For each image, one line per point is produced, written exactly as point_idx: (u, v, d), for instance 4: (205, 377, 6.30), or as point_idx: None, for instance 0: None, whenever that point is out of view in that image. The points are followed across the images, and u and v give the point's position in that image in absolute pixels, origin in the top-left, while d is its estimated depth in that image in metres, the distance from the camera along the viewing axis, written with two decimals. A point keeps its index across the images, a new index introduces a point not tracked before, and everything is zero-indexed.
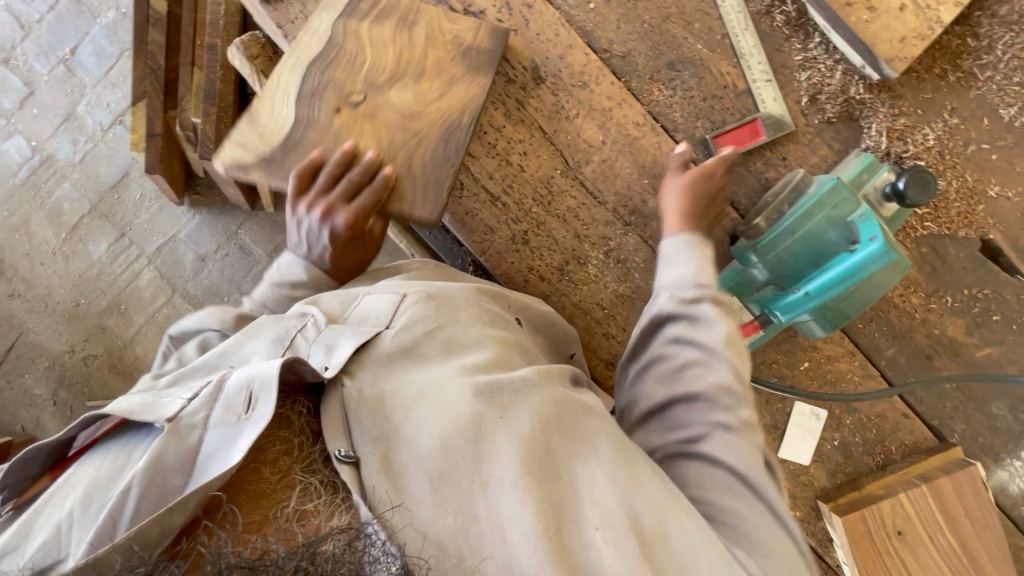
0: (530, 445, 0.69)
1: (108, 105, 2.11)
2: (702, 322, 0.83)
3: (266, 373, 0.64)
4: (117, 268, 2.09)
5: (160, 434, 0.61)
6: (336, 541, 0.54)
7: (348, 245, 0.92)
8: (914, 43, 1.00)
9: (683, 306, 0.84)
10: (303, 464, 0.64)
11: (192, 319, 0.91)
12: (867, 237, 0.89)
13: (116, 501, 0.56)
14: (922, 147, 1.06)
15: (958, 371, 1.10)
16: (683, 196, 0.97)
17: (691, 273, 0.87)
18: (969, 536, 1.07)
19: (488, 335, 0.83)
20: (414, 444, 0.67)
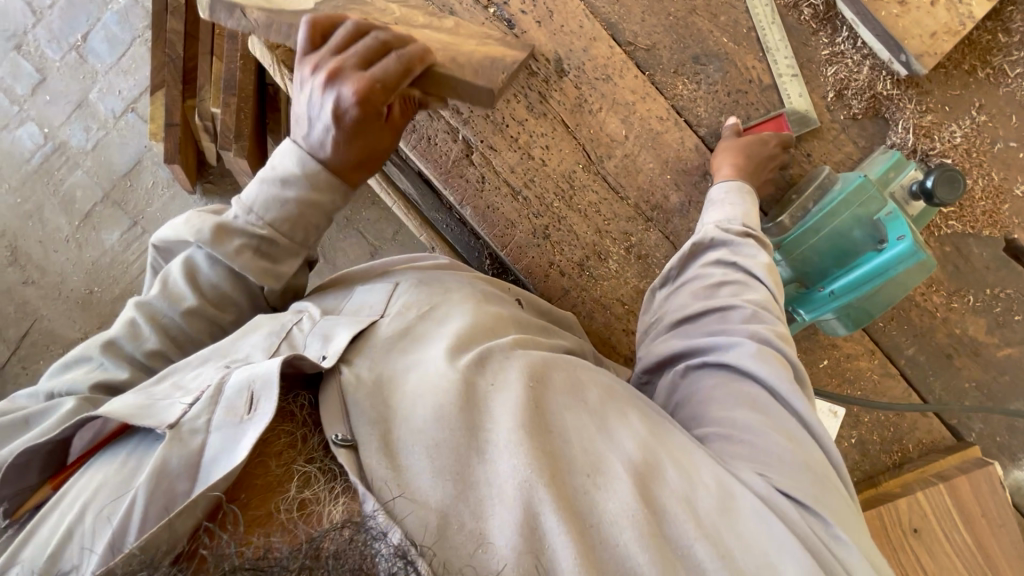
0: (521, 401, 0.68)
1: (120, 92, 2.10)
2: (744, 249, 0.88)
3: (267, 372, 0.64)
4: (130, 257, 2.10)
5: (161, 441, 0.60)
6: (336, 539, 0.53)
7: (356, 123, 0.79)
8: (945, 39, 0.98)
9: (727, 232, 0.90)
10: (304, 455, 0.64)
11: (178, 228, 0.84)
12: (896, 237, 0.89)
13: (124, 512, 0.56)
14: (949, 145, 1.04)
15: (977, 370, 1.10)
16: (739, 149, 0.97)
17: (741, 214, 0.92)
18: (983, 534, 1.08)
19: (480, 309, 0.83)
20: (410, 420, 0.66)
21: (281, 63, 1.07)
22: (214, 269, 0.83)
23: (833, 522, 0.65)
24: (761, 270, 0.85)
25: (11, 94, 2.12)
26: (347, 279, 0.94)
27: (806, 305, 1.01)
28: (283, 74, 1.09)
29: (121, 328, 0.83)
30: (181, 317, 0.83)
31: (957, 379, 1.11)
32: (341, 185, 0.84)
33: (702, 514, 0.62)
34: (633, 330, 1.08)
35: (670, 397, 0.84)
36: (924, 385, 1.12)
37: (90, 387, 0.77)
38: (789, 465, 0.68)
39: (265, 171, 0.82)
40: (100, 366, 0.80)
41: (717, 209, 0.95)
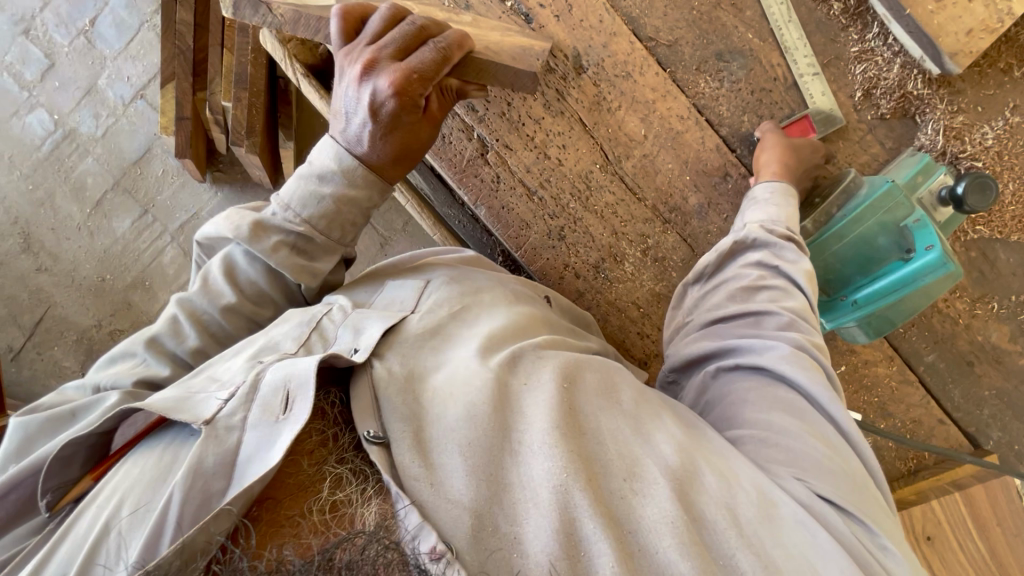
0: (555, 403, 0.67)
1: (129, 78, 2.08)
2: (788, 254, 0.85)
3: (304, 372, 0.64)
4: (142, 245, 2.10)
5: (197, 439, 0.60)
6: (348, 549, 0.54)
7: (394, 117, 0.76)
8: (982, 36, 0.94)
9: (768, 231, 0.87)
10: (336, 455, 0.64)
11: (218, 224, 0.83)
12: (924, 246, 0.87)
13: (160, 510, 0.55)
14: (980, 148, 1.01)
15: (998, 378, 1.08)
16: (783, 148, 0.94)
17: (784, 214, 0.89)
18: (998, 543, 1.07)
19: (511, 309, 0.82)
20: (441, 421, 0.65)
21: (293, 57, 1.06)
22: (252, 266, 0.82)
23: (880, 533, 0.62)
24: (800, 277, 0.83)
25: (20, 80, 2.10)
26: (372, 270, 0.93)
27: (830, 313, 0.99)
28: (293, 67, 1.08)
29: (162, 327, 0.83)
30: (219, 313, 0.82)
31: (977, 387, 1.09)
32: (381, 180, 0.82)
33: (744, 522, 0.60)
34: (648, 334, 1.07)
35: (700, 398, 0.82)
36: (943, 393, 1.10)
37: (133, 382, 0.78)
38: (830, 471, 0.65)
39: (303, 169, 0.80)
40: (144, 362, 0.81)
41: (758, 205, 0.92)
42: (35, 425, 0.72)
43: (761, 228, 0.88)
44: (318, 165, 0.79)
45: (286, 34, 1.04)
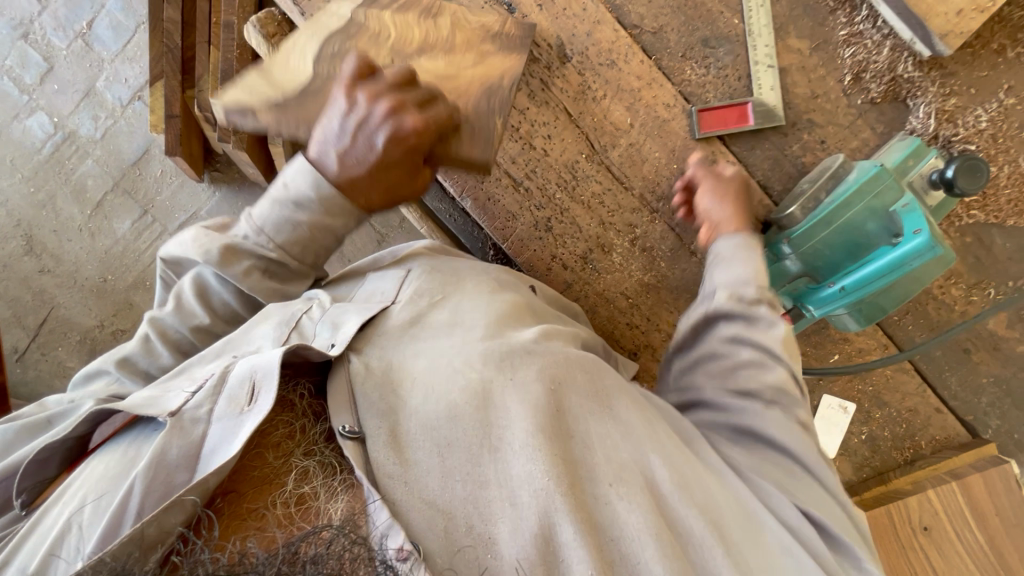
0: (541, 405, 0.65)
1: (126, 80, 2.10)
2: (760, 322, 0.78)
3: (268, 363, 0.64)
4: (141, 245, 2.12)
5: (162, 429, 0.60)
6: (314, 543, 0.52)
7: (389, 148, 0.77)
8: (973, 16, 0.92)
9: (743, 304, 0.80)
10: (303, 447, 0.64)
11: (184, 245, 0.82)
12: (912, 230, 0.83)
13: (119, 499, 0.56)
14: (974, 131, 0.99)
15: (995, 365, 1.08)
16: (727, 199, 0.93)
17: (751, 272, 0.82)
18: (996, 532, 1.04)
19: (497, 303, 0.81)
20: (419, 413, 0.66)
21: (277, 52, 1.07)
22: (225, 288, 0.83)
23: (863, 557, 0.66)
24: (773, 346, 0.77)
25: (20, 83, 2.12)
26: (350, 269, 0.93)
27: (814, 299, 0.96)
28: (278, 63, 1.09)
29: (137, 345, 0.84)
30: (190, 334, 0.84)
31: (974, 375, 1.09)
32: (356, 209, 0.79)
33: (729, 538, 0.61)
34: (638, 325, 1.06)
35: None
36: (939, 381, 1.09)
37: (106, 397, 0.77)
38: (812, 497, 0.70)
39: (275, 191, 0.78)
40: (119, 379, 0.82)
41: (731, 261, 0.84)
42: (10, 433, 0.73)
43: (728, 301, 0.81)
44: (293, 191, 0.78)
45: (270, 29, 1.06)
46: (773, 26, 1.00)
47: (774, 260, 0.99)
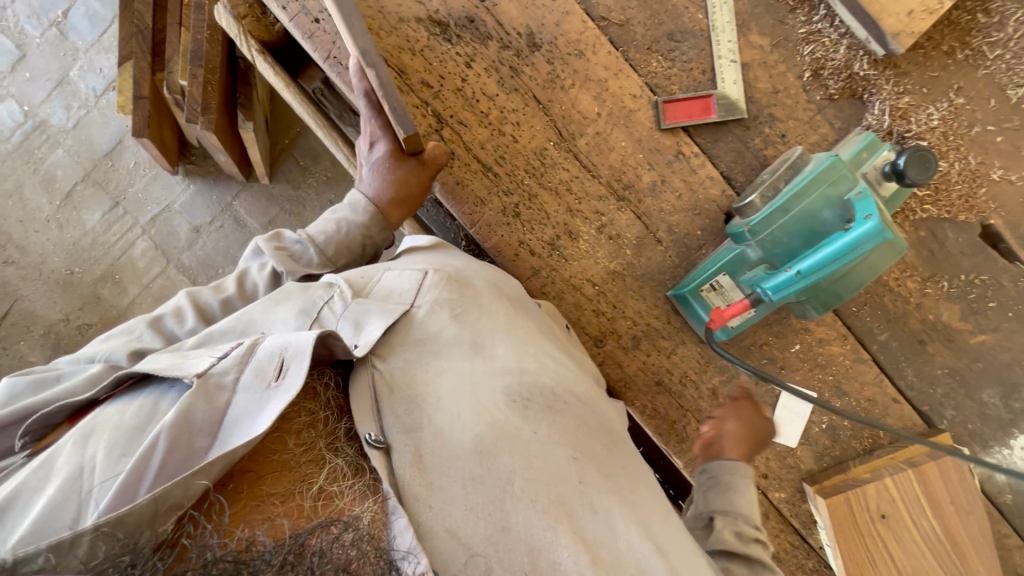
0: (563, 471, 0.68)
1: (101, 71, 2.08)
2: (759, 569, 0.78)
3: (301, 343, 0.65)
4: (112, 238, 2.08)
5: (189, 390, 0.61)
6: (321, 537, 0.54)
7: (395, 164, 0.98)
8: (922, 17, 0.97)
9: (740, 539, 0.81)
10: (326, 440, 0.67)
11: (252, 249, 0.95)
12: (862, 216, 0.86)
13: (142, 451, 0.56)
14: (926, 128, 1.04)
15: (949, 357, 1.11)
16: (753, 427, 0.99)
17: (750, 509, 0.85)
18: (951, 519, 1.07)
19: (515, 329, 0.80)
20: (447, 437, 0.67)
21: (247, 33, 1.07)
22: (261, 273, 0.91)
23: None
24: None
25: None
26: (368, 242, 0.99)
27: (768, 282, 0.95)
28: (249, 44, 1.09)
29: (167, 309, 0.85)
30: (218, 304, 0.87)
31: (929, 366, 1.12)
32: (384, 221, 1.00)
33: None
34: (604, 312, 1.07)
35: None
36: (896, 371, 1.12)
37: (126, 355, 0.76)
38: None
39: (325, 215, 0.99)
40: (139, 337, 0.81)
41: (747, 507, 0.85)
42: (22, 384, 0.71)
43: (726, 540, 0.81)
44: (337, 213, 0.99)
45: (243, 9, 1.07)
46: (735, 23, 1.04)
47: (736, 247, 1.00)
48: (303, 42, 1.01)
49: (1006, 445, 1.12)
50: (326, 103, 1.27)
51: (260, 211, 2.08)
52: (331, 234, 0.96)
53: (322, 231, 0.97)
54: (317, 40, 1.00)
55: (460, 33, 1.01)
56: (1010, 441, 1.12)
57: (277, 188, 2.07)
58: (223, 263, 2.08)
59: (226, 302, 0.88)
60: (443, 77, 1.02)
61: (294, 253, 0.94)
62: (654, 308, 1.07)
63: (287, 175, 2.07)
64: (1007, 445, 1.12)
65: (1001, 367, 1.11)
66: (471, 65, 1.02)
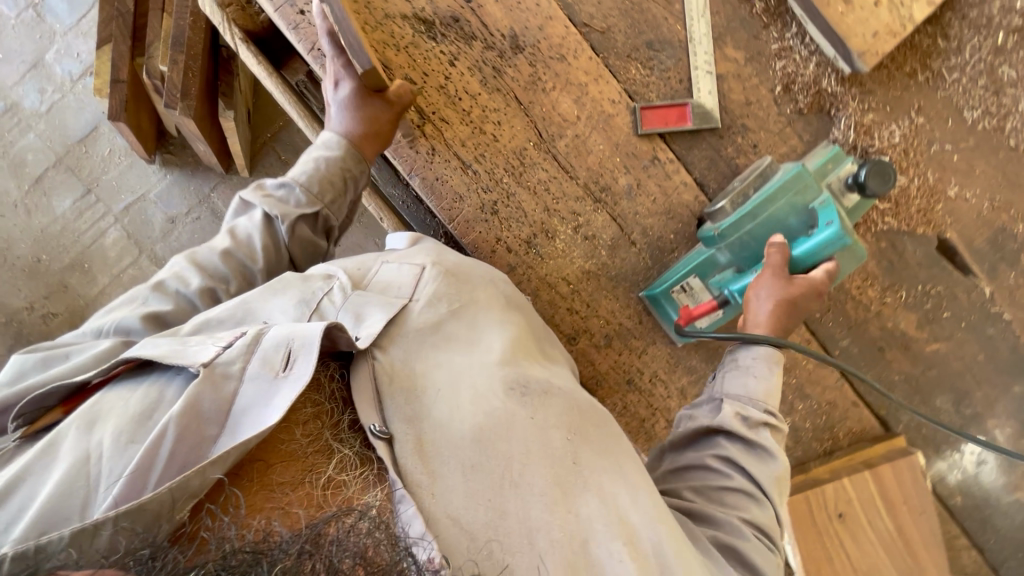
0: (558, 455, 0.69)
1: (78, 55, 2.04)
2: (759, 450, 0.82)
3: (308, 334, 0.65)
4: (82, 225, 2.03)
5: (194, 379, 0.62)
6: (338, 526, 0.54)
7: (362, 102, 0.95)
8: (886, 39, 1.03)
9: (745, 424, 0.84)
10: (332, 429, 0.66)
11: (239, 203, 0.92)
12: (824, 222, 0.91)
13: (151, 441, 0.57)
14: (888, 144, 1.10)
15: (906, 364, 1.16)
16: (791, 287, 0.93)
17: (759, 392, 0.89)
18: (905, 520, 1.12)
19: (508, 324, 0.81)
20: (447, 427, 0.67)
21: (230, 20, 1.08)
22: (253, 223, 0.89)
23: None
24: (763, 475, 0.79)
25: None
26: (348, 177, 0.96)
27: (734, 286, 1.02)
28: (232, 32, 1.10)
29: (168, 274, 0.84)
30: (218, 256, 0.85)
31: (887, 372, 1.17)
32: (359, 155, 0.97)
33: None
34: (578, 310, 1.09)
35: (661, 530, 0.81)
36: (856, 376, 1.17)
37: (139, 321, 0.77)
38: None
39: (303, 157, 0.96)
40: (144, 303, 0.80)
41: (764, 393, 0.89)
42: (30, 360, 0.71)
43: (735, 416, 0.85)
44: (313, 154, 0.96)
45: None
46: (712, 35, 1.07)
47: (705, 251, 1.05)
48: (287, 33, 1.01)
49: (956, 449, 1.18)
50: (309, 97, 1.23)
51: None
52: (313, 173, 0.93)
53: (303, 172, 0.93)
54: (302, 31, 1.00)
55: (444, 32, 1.03)
56: (960, 445, 1.18)
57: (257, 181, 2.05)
58: None
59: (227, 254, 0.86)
60: (427, 74, 1.03)
61: (280, 197, 0.91)
62: (626, 308, 1.10)
63: (267, 169, 2.05)
64: (957, 449, 1.18)
65: (954, 375, 1.17)
66: (455, 63, 1.04)
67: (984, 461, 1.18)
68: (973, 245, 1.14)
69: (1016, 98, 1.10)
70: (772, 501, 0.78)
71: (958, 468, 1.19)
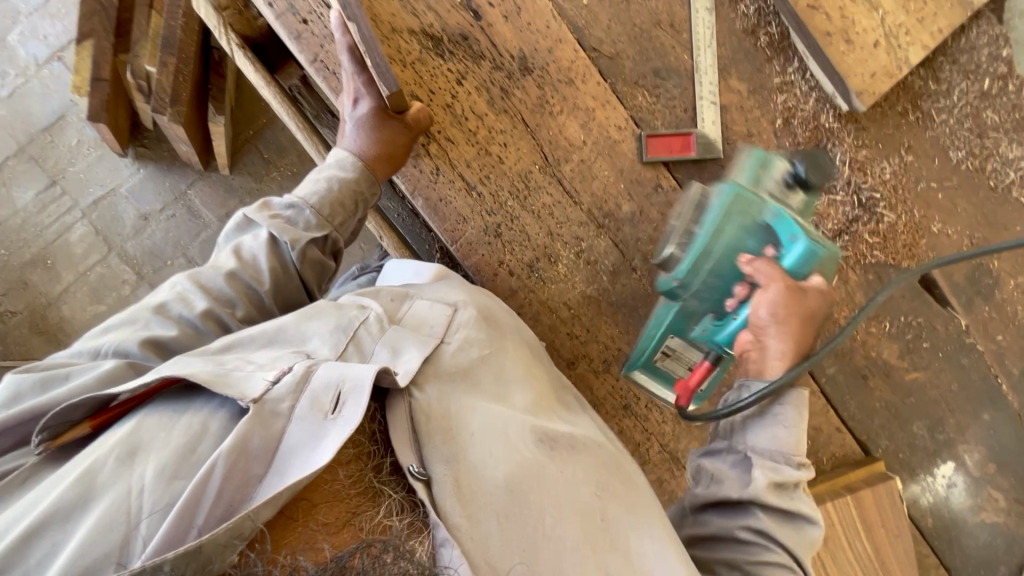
0: (587, 508, 0.69)
1: (44, 37, 1.92)
2: (794, 517, 0.74)
3: (359, 376, 0.63)
4: (46, 219, 1.92)
5: (245, 416, 0.59)
6: (363, 557, 0.52)
7: (379, 123, 0.92)
8: (883, 80, 1.06)
9: (778, 491, 0.75)
10: (374, 471, 0.64)
11: (243, 220, 0.87)
12: (789, 238, 0.86)
13: (201, 476, 0.55)
14: (880, 181, 1.13)
15: (887, 392, 1.21)
16: (786, 299, 0.81)
17: (780, 448, 0.78)
18: (881, 541, 1.17)
19: (532, 379, 0.84)
20: (480, 472, 0.67)
21: (226, 25, 1.03)
22: (258, 241, 0.84)
23: None
24: (796, 544, 0.73)
25: None
26: (359, 198, 0.92)
27: (718, 338, 0.94)
28: (228, 37, 1.05)
29: (170, 294, 0.79)
30: (222, 279, 0.80)
31: (870, 399, 1.21)
32: (371, 177, 0.93)
33: None
34: (578, 335, 1.09)
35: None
36: (840, 403, 1.21)
37: (139, 345, 0.72)
38: None
39: (313, 175, 0.92)
40: (147, 325, 0.75)
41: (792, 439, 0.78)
42: (28, 381, 0.66)
43: (770, 486, 0.74)
44: (325, 173, 0.92)
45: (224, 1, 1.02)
46: (717, 66, 1.09)
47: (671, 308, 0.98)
48: (288, 42, 0.97)
49: (930, 473, 1.23)
50: (303, 101, 1.19)
51: (216, 203, 1.97)
52: (323, 193, 0.89)
53: (313, 192, 0.89)
54: (305, 42, 0.97)
55: (452, 49, 1.01)
56: (933, 469, 1.23)
57: (237, 179, 1.97)
58: (172, 254, 1.96)
59: (233, 274, 0.81)
60: (432, 93, 1.01)
61: (289, 218, 0.86)
62: (625, 334, 1.10)
63: (248, 167, 1.97)
64: (931, 473, 1.23)
65: (930, 403, 1.22)
66: (462, 83, 1.02)
67: (954, 484, 1.24)
68: (951, 279, 1.20)
69: (998, 141, 1.16)
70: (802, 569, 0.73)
71: (930, 491, 1.24)
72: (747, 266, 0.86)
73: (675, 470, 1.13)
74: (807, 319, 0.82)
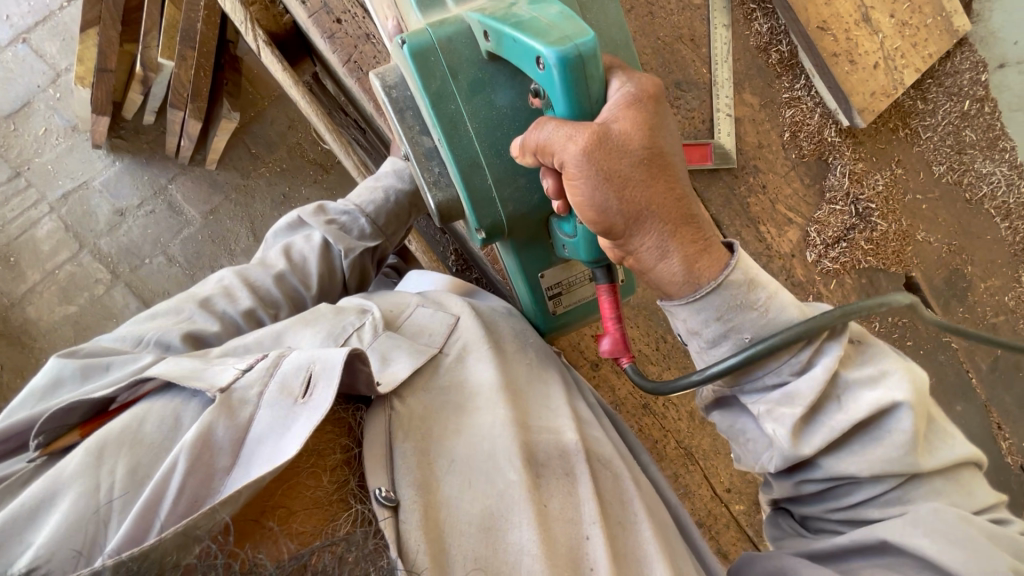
0: (582, 544, 0.62)
1: (8, 18, 1.79)
2: (866, 433, 0.61)
3: (329, 356, 0.60)
4: (8, 213, 1.78)
5: (210, 406, 0.56)
6: (328, 554, 0.48)
7: None
8: (882, 99, 1.15)
9: (812, 416, 0.61)
10: (359, 478, 0.60)
11: (294, 222, 0.89)
12: (536, 61, 0.56)
13: (161, 473, 0.51)
14: (874, 192, 1.21)
15: None
16: (603, 167, 0.57)
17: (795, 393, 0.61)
18: None
19: (552, 386, 0.77)
20: (453, 508, 0.60)
21: (252, 20, 1.01)
22: (311, 245, 0.86)
23: None
24: (893, 452, 0.59)
25: None
26: (412, 212, 0.94)
27: (584, 257, 0.70)
28: (254, 33, 1.02)
29: (216, 288, 0.79)
30: (272, 279, 0.81)
31: None
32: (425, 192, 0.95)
33: None
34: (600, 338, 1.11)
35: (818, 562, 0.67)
36: None
37: (181, 337, 0.71)
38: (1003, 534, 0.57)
39: (370, 182, 0.92)
40: (190, 318, 0.75)
41: (776, 358, 0.62)
42: (69, 369, 0.66)
43: (796, 433, 0.61)
44: (382, 181, 0.92)
45: None
46: (732, 81, 1.15)
47: (514, 252, 0.77)
48: (320, 42, 0.96)
49: None
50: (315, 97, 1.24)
51: (198, 199, 1.87)
52: (380, 203, 0.90)
53: (369, 200, 0.90)
54: (338, 41, 0.95)
55: None
56: None
57: (221, 174, 1.88)
58: (149, 250, 1.84)
59: (280, 276, 0.83)
60: None
61: (344, 224, 0.88)
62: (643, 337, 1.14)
63: (235, 162, 1.89)
64: None
65: None
66: None
67: None
68: None
69: (973, 158, 1.28)
70: (930, 469, 0.60)
71: None
72: (529, 155, 0.60)
73: (690, 466, 1.18)
74: (651, 156, 0.58)
